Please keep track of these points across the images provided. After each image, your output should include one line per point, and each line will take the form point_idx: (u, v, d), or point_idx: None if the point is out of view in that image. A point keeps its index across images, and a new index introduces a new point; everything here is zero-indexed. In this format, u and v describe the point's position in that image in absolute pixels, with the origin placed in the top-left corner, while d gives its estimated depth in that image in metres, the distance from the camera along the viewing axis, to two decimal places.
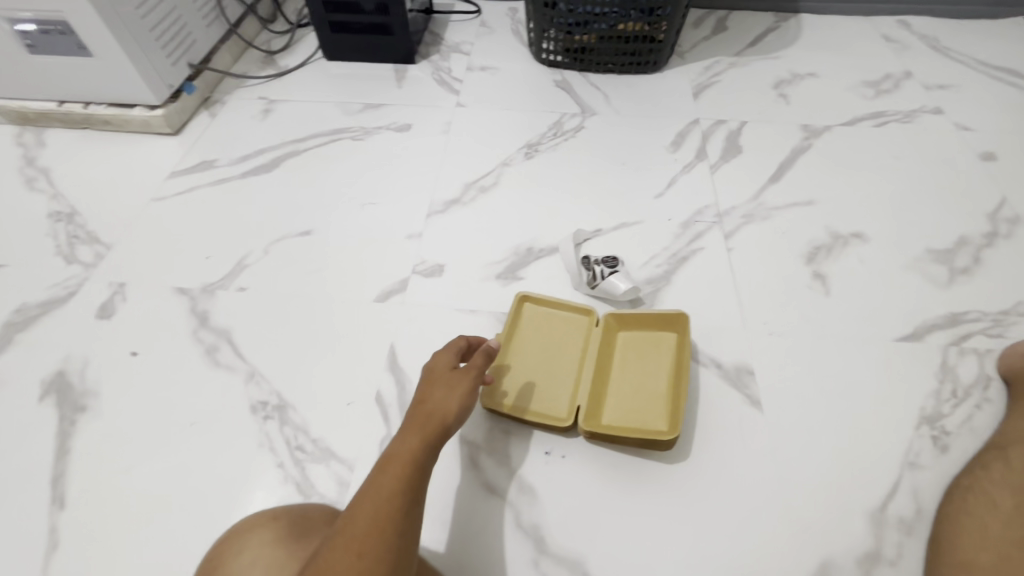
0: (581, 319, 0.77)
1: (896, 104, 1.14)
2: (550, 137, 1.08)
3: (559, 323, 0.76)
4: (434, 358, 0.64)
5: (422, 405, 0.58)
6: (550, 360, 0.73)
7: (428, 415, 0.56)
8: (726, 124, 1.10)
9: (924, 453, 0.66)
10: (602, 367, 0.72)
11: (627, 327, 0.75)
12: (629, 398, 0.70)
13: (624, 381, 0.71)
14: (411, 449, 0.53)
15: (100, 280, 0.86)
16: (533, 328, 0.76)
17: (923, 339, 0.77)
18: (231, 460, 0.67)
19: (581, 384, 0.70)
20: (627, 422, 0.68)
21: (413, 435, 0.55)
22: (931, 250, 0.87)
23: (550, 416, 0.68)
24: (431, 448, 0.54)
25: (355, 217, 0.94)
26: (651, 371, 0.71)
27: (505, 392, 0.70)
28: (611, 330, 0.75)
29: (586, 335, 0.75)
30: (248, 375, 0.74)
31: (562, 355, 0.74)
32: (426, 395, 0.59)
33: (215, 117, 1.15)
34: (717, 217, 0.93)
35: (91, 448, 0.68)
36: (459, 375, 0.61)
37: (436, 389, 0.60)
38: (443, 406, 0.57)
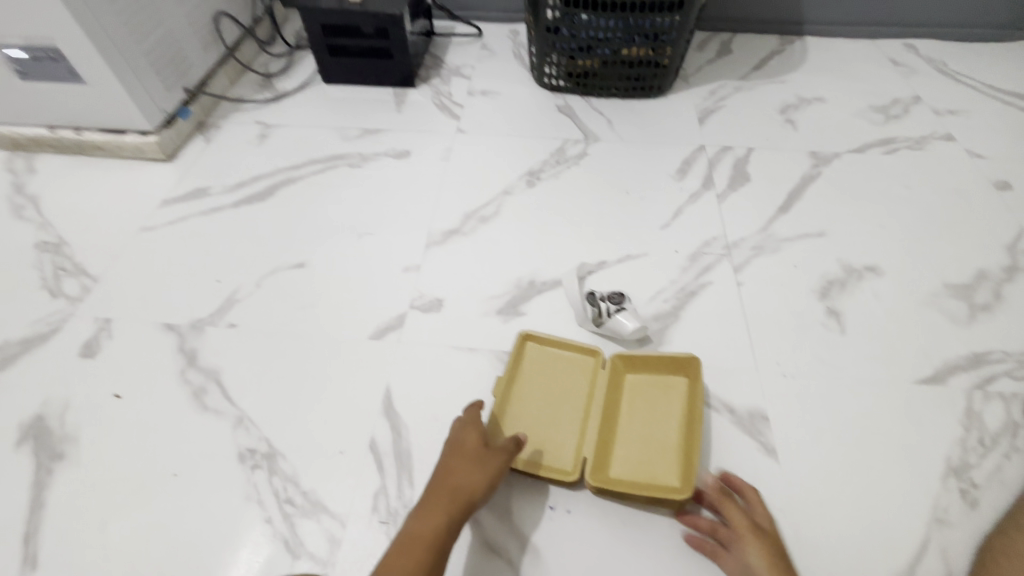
0: (585, 360, 0.73)
1: (906, 130, 1.11)
2: (553, 164, 1.05)
3: (564, 364, 0.73)
4: (467, 423, 0.64)
5: (450, 480, 0.58)
6: (554, 403, 0.70)
7: (454, 493, 0.57)
8: (733, 150, 1.07)
9: (951, 509, 0.63)
10: (609, 412, 0.68)
11: (634, 370, 0.72)
12: (638, 447, 0.66)
13: (632, 428, 0.68)
14: (435, 527, 0.55)
15: (85, 315, 0.83)
16: (536, 371, 0.73)
17: (945, 381, 0.73)
18: (216, 514, 0.63)
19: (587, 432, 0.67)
20: (636, 474, 0.64)
21: (437, 513, 0.56)
22: (949, 285, 0.84)
23: (554, 467, 0.64)
24: (452, 529, 0.55)
25: (352, 248, 0.91)
26: (661, 418, 0.68)
27: None
28: (618, 372, 0.72)
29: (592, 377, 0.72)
30: (236, 420, 0.71)
31: (567, 399, 0.70)
32: (456, 467, 0.59)
33: (210, 142, 1.13)
34: (725, 249, 0.90)
35: (68, 500, 0.65)
36: (489, 450, 0.61)
37: (465, 460, 0.60)
38: (467, 482, 0.58)
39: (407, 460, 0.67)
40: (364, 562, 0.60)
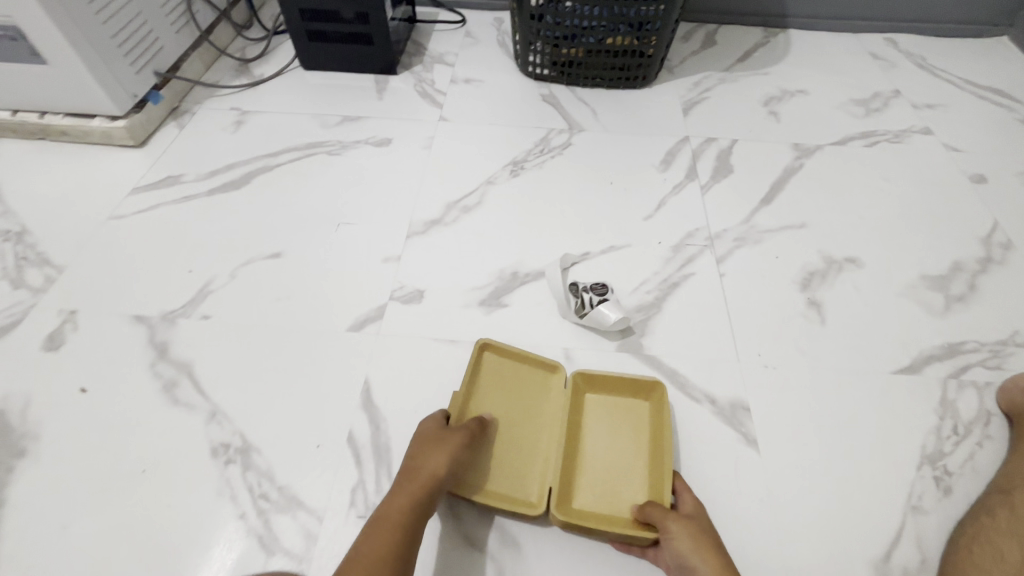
0: (548, 377, 0.71)
1: (886, 124, 1.12)
2: (536, 153, 1.04)
3: (525, 381, 0.71)
4: (425, 414, 0.64)
5: (413, 463, 0.58)
6: (517, 424, 0.68)
7: (418, 473, 0.57)
8: (717, 142, 1.07)
9: (925, 496, 0.64)
10: (573, 433, 0.67)
11: (596, 389, 0.70)
12: (603, 465, 0.65)
13: (597, 452, 0.66)
14: (401, 507, 0.54)
15: (49, 307, 0.79)
16: (494, 389, 0.69)
17: (921, 371, 0.74)
18: (187, 511, 0.62)
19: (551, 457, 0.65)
20: (603, 498, 0.63)
21: (403, 495, 0.55)
22: (925, 276, 0.85)
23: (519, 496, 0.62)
24: (419, 507, 0.55)
25: (330, 238, 0.89)
26: (627, 440, 0.67)
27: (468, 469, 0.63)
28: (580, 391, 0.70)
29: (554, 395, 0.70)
30: (208, 415, 0.68)
31: (529, 422, 0.68)
32: (417, 451, 0.59)
33: (183, 128, 1.09)
34: (708, 240, 0.90)
35: (31, 498, 0.62)
36: (449, 429, 0.61)
37: (427, 443, 0.60)
38: (432, 464, 0.57)
39: (386, 454, 0.65)
40: (340, 558, 0.59)
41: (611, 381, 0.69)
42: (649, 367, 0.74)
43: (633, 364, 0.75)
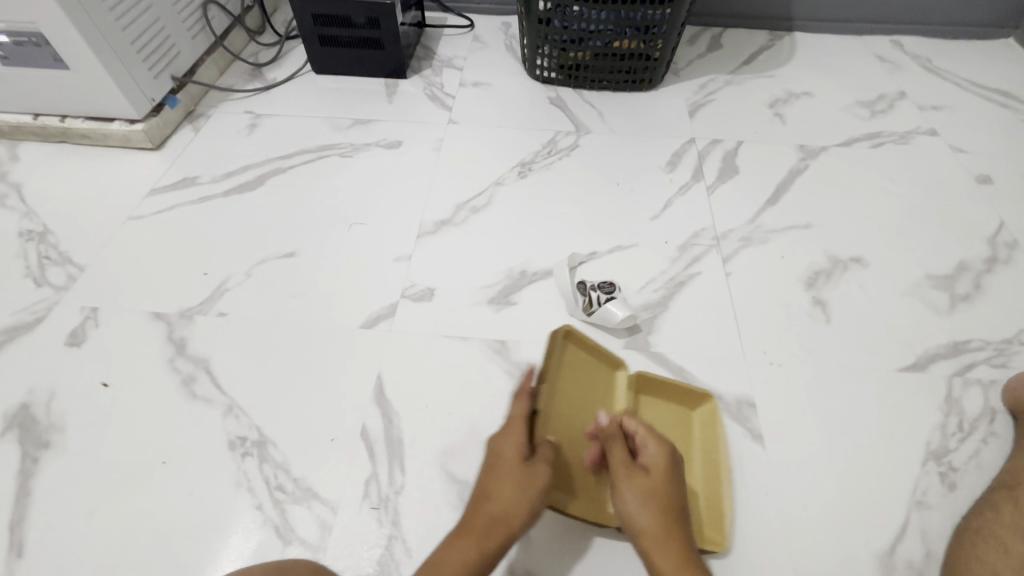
0: (605, 378, 0.72)
1: (891, 125, 1.13)
2: (544, 155, 1.06)
3: (590, 383, 0.69)
4: (504, 433, 0.60)
5: (488, 506, 0.55)
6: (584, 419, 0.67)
7: (490, 522, 0.54)
8: (722, 143, 1.08)
9: (931, 491, 0.64)
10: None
11: (650, 395, 0.71)
12: None
13: None
14: (463, 561, 0.51)
15: (71, 304, 0.82)
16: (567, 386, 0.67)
17: (926, 369, 0.75)
18: (206, 501, 0.63)
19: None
20: None
21: (468, 544, 0.53)
22: (930, 276, 0.86)
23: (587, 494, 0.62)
24: (485, 561, 0.52)
25: (343, 238, 0.91)
26: (681, 443, 0.67)
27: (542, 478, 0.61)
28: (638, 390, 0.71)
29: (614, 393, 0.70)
30: (226, 409, 0.70)
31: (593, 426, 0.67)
32: (493, 491, 0.56)
33: (199, 131, 1.12)
34: (714, 240, 0.91)
35: (55, 489, 0.64)
36: (528, 468, 0.57)
37: (504, 482, 0.56)
38: (507, 513, 0.54)
39: (398, 447, 0.67)
40: (354, 548, 0.60)
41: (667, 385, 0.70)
42: (655, 364, 0.75)
43: (640, 361, 0.76)
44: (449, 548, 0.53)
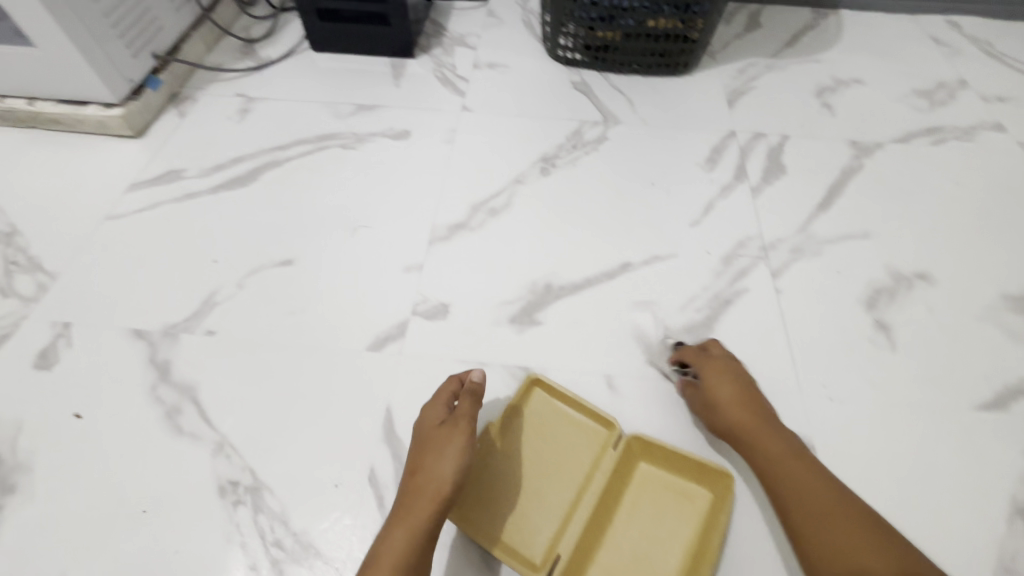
0: (601, 432, 0.60)
1: (952, 118, 1.02)
2: (569, 148, 0.95)
3: (570, 431, 0.60)
4: (425, 410, 0.58)
5: (411, 479, 0.53)
6: (549, 468, 0.59)
7: (416, 491, 0.52)
8: (766, 138, 0.97)
9: (1020, 555, 0.57)
10: (603, 512, 0.55)
11: (654, 458, 0.58)
12: (630, 551, 0.54)
13: (630, 528, 0.55)
14: (398, 547, 0.49)
15: (41, 319, 0.73)
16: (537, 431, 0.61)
17: (1007, 408, 0.66)
18: (194, 558, 0.56)
19: (573, 522, 0.54)
20: None
21: (399, 530, 0.50)
22: (1006, 295, 0.76)
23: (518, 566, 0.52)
24: (417, 539, 0.49)
25: (345, 244, 0.81)
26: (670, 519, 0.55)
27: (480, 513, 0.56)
28: (631, 459, 0.58)
29: (598, 455, 0.58)
30: (215, 446, 0.62)
31: (560, 474, 0.58)
32: (418, 465, 0.54)
33: (184, 116, 1.00)
34: (762, 251, 0.81)
35: (22, 541, 0.56)
36: (445, 432, 0.55)
37: (428, 456, 0.54)
38: (431, 474, 0.52)
39: None
40: None
41: (673, 456, 0.57)
42: None
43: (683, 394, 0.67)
44: (386, 531, 0.50)
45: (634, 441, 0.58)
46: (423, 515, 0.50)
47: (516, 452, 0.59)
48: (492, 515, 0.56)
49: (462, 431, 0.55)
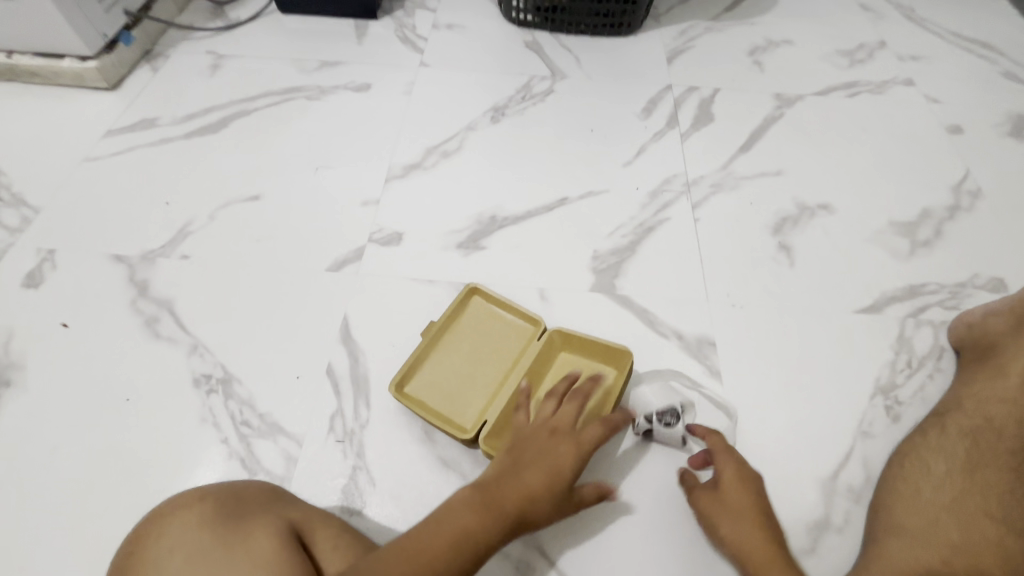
0: (526, 327, 0.70)
1: (869, 75, 1.12)
2: (518, 100, 1.03)
3: (501, 328, 0.70)
4: (566, 446, 0.56)
5: (519, 487, 0.52)
6: (483, 358, 0.68)
7: (514, 498, 0.51)
8: (699, 91, 1.06)
9: (877, 422, 0.68)
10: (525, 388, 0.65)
11: (572, 349, 0.68)
12: None
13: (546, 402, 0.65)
14: (475, 537, 0.48)
15: (27, 247, 0.80)
16: (471, 328, 0.70)
17: (881, 311, 0.77)
18: (172, 435, 0.64)
19: (498, 396, 0.64)
20: None
21: (485, 520, 0.49)
22: (893, 222, 0.87)
23: (449, 427, 0.61)
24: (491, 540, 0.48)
25: (309, 182, 0.89)
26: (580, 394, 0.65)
27: (418, 389, 0.65)
28: (552, 348, 0.68)
29: (524, 346, 0.68)
30: (190, 348, 0.70)
31: (490, 361, 0.68)
32: (528, 479, 0.52)
33: (157, 71, 1.06)
34: (685, 187, 0.91)
35: (18, 425, 0.64)
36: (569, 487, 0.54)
37: (540, 480, 0.53)
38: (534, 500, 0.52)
39: (364, 384, 0.68)
40: (321, 478, 0.61)
41: (587, 345, 0.67)
42: (620, 306, 0.77)
43: (606, 304, 0.77)
44: (467, 512, 0.49)
45: (554, 333, 0.68)
46: (512, 505, 0.51)
47: (453, 344, 0.69)
48: (427, 395, 0.65)
49: (565, 445, 0.56)
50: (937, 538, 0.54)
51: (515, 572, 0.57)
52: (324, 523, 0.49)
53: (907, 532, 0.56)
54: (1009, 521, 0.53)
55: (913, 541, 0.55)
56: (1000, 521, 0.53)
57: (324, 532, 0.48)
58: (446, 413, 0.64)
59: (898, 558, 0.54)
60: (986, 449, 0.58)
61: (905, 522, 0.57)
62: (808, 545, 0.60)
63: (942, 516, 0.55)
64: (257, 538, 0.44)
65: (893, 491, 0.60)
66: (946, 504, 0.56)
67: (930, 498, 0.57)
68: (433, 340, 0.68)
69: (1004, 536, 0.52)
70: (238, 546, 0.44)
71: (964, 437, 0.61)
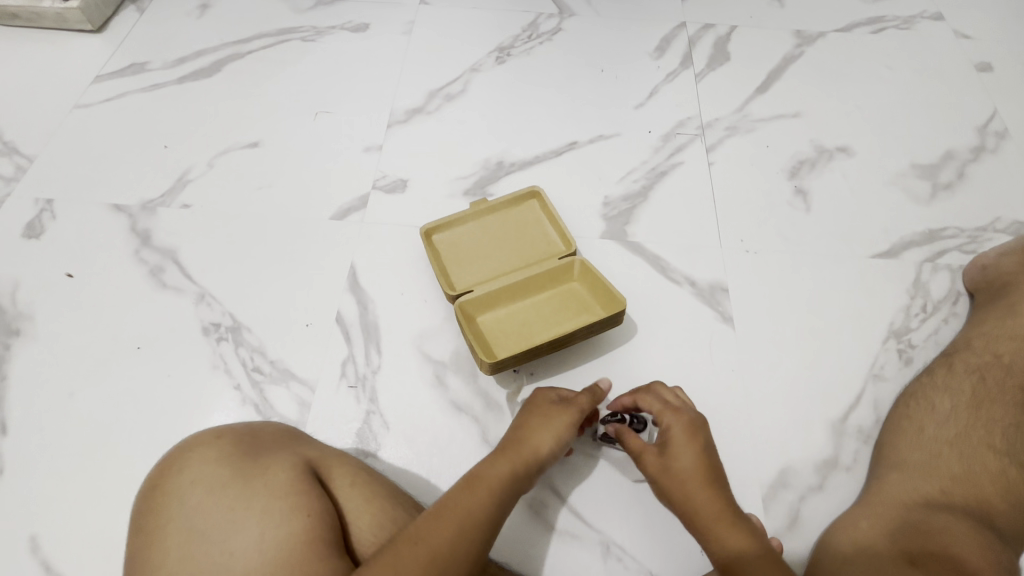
0: (557, 247, 0.70)
1: (896, 9, 1.05)
2: (524, 40, 0.98)
3: (536, 236, 0.71)
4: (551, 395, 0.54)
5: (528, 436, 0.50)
6: (505, 251, 0.70)
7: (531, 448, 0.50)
8: (715, 29, 1.01)
9: (889, 365, 0.67)
10: (525, 287, 0.67)
11: (582, 284, 0.68)
12: (517, 319, 0.66)
13: (529, 307, 0.67)
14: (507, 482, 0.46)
15: (24, 196, 0.78)
16: (511, 221, 0.73)
17: (898, 256, 0.76)
18: (184, 383, 0.64)
19: (498, 280, 0.66)
20: (498, 328, 0.65)
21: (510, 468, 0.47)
22: (915, 165, 0.84)
23: (441, 277, 0.66)
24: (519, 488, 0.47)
25: (309, 129, 0.86)
26: (561, 316, 0.66)
27: (440, 245, 0.70)
28: (568, 274, 0.68)
29: (545, 258, 0.69)
30: (197, 297, 0.70)
31: (508, 253, 0.70)
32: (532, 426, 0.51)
33: (143, 11, 1.01)
34: (699, 130, 0.87)
35: (30, 373, 0.64)
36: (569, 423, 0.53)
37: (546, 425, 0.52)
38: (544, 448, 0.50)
39: (373, 331, 0.67)
40: (335, 421, 0.62)
41: (598, 285, 0.65)
42: (632, 253, 0.75)
43: (617, 251, 0.75)
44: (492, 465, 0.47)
45: (577, 261, 0.67)
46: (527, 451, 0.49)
47: (488, 226, 0.72)
48: (445, 254, 0.70)
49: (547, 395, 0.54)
50: (940, 470, 0.55)
51: (527, 510, 0.58)
52: (339, 462, 0.50)
53: (911, 467, 0.57)
54: (1008, 452, 0.55)
55: (916, 475, 0.56)
56: (1000, 452, 0.55)
57: (340, 470, 0.49)
58: (448, 271, 0.69)
59: (899, 490, 0.56)
60: (992, 386, 0.59)
61: (909, 457, 0.58)
62: (814, 484, 0.61)
63: (945, 450, 0.56)
64: (276, 471, 0.45)
65: (898, 427, 0.61)
66: (950, 440, 0.57)
67: (934, 433, 0.58)
68: (480, 215, 0.72)
69: (1003, 467, 0.54)
70: (258, 478, 0.44)
71: (971, 375, 0.61)
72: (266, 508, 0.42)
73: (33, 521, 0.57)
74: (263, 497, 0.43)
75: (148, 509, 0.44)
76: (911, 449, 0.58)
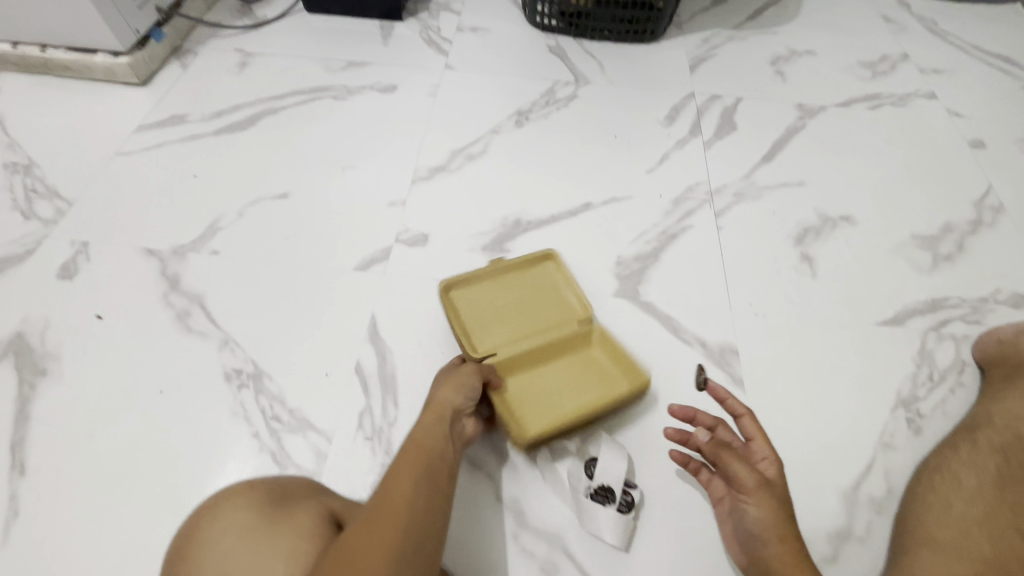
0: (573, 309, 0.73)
1: (891, 87, 1.12)
2: (542, 104, 1.04)
3: (552, 297, 0.74)
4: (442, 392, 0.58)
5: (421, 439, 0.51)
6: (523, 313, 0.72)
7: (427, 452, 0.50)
8: (722, 100, 1.07)
9: (898, 435, 0.68)
10: (548, 349, 0.69)
11: (599, 349, 0.70)
12: (539, 383, 0.68)
13: (549, 371, 0.69)
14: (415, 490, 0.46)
15: (61, 238, 0.81)
16: (527, 283, 0.75)
17: (904, 323, 0.78)
18: (204, 428, 0.65)
19: (520, 344, 0.68)
20: (520, 393, 0.67)
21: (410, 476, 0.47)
22: (916, 236, 0.87)
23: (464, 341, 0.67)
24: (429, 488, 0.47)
25: (337, 182, 0.90)
26: (580, 380, 0.68)
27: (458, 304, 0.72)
28: (584, 339, 0.70)
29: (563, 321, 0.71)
30: (221, 342, 0.72)
31: (526, 314, 0.72)
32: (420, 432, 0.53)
33: (186, 67, 1.08)
34: (708, 195, 0.91)
35: (52, 414, 0.66)
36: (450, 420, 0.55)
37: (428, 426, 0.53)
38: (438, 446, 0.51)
39: (392, 382, 0.69)
40: (351, 473, 0.63)
41: (617, 353, 0.68)
42: (645, 313, 0.77)
43: (630, 310, 0.78)
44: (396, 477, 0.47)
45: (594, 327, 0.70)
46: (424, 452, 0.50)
47: (506, 285, 0.75)
48: (464, 314, 0.71)
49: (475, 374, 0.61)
50: (971, 551, 0.53)
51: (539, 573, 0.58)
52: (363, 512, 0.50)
53: (942, 544, 0.55)
54: None
55: (947, 553, 0.54)
56: None
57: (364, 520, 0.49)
58: (469, 331, 0.70)
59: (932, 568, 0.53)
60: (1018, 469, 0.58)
61: (937, 534, 0.56)
62: (828, 555, 0.60)
63: (974, 528, 0.55)
64: (302, 519, 0.46)
65: (927, 503, 0.60)
66: (979, 518, 0.55)
67: (961, 511, 0.57)
68: (495, 275, 0.75)
69: None
70: (284, 524, 0.45)
71: (995, 454, 0.60)
72: (289, 554, 0.42)
73: (43, 566, 0.57)
74: (288, 542, 0.43)
75: (180, 556, 0.45)
76: (941, 526, 0.57)
